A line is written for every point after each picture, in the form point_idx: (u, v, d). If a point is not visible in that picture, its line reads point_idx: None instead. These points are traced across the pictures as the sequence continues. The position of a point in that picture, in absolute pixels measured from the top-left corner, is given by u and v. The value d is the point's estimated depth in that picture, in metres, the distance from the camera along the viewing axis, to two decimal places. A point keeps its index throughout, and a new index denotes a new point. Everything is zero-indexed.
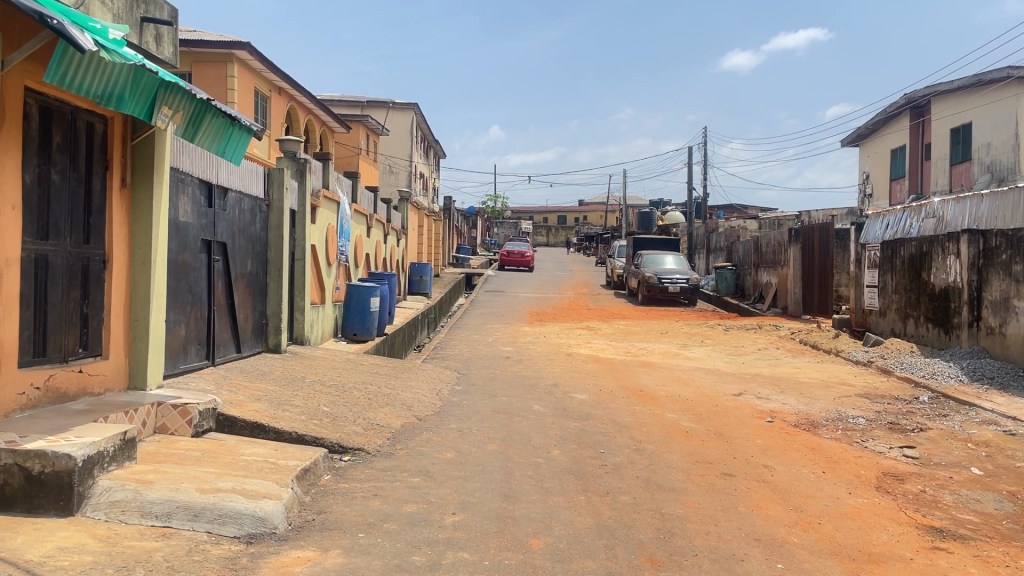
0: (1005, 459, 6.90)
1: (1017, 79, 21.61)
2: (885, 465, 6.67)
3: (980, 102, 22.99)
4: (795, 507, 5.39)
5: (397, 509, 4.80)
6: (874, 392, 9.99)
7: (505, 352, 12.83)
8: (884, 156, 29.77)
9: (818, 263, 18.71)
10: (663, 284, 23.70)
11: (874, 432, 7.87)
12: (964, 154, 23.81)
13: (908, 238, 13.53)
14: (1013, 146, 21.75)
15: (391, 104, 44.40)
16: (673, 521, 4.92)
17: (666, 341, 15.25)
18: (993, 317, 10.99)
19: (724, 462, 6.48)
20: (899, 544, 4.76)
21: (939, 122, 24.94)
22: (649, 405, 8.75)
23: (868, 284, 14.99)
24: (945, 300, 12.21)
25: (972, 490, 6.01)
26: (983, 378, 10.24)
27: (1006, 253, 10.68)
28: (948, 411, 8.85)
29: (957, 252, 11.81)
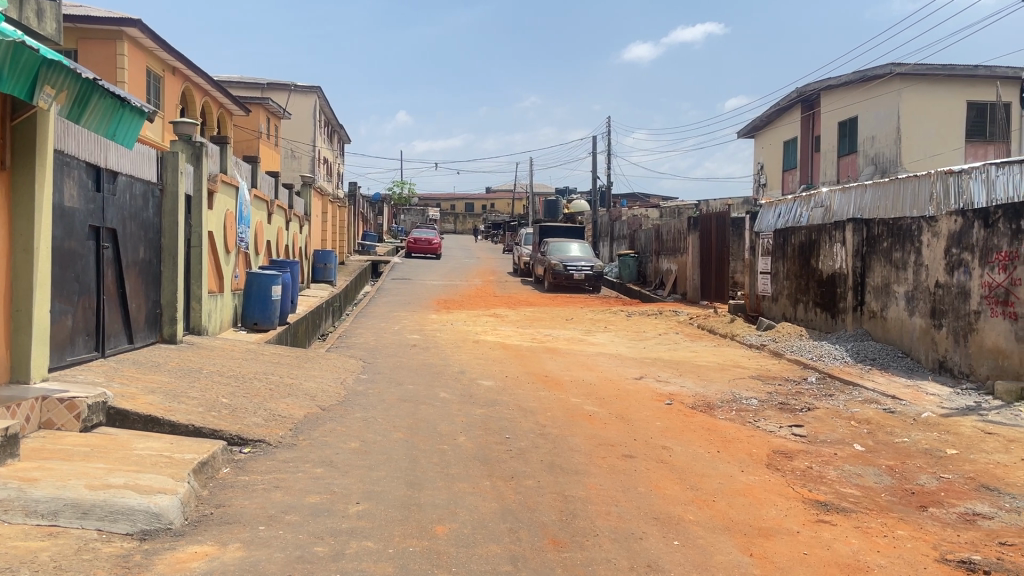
0: (884, 435, 7.35)
1: (899, 75, 22.81)
2: (775, 443, 6.99)
3: (864, 97, 24.19)
4: (691, 485, 5.60)
5: (300, 500, 4.73)
6: (766, 374, 10.45)
7: (411, 340, 12.76)
8: (777, 147, 30.99)
9: (715, 250, 19.36)
10: (569, 271, 24.03)
11: (766, 412, 8.23)
12: (850, 146, 25.04)
13: (799, 227, 14.18)
14: (896, 139, 22.99)
15: (294, 87, 43.28)
16: (576, 503, 5.03)
17: (572, 328, 15.48)
18: (875, 301, 11.65)
19: (626, 444, 6.65)
20: (787, 518, 5.01)
21: (827, 116, 26.11)
22: (554, 391, 8.88)
23: (761, 271, 15.62)
24: (832, 285, 12.86)
25: (855, 465, 6.38)
26: (866, 359, 10.86)
27: (887, 241, 11.33)
28: (834, 390, 9.35)
29: (843, 240, 12.46)
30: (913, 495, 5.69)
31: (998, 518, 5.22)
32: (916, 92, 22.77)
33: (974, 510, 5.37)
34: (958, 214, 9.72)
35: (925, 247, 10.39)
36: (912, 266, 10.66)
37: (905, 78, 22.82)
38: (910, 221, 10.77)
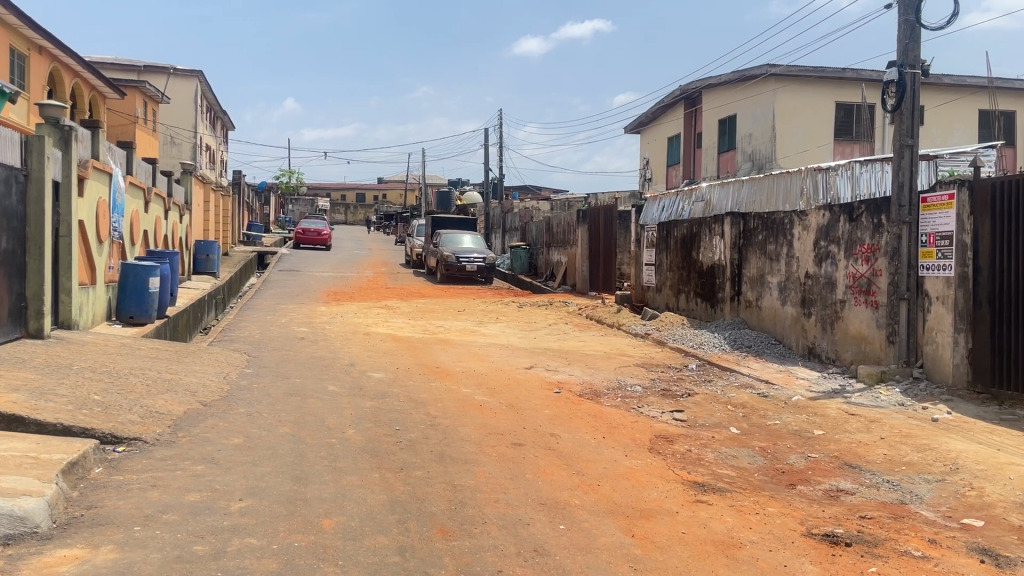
0: (758, 418, 7.75)
1: (774, 76, 23.93)
2: (657, 428, 7.25)
3: (742, 96, 25.25)
4: (578, 471, 5.74)
5: (179, 499, 4.57)
6: (650, 362, 10.81)
7: (298, 333, 12.49)
8: (662, 143, 31.98)
9: (603, 242, 19.81)
10: (461, 263, 24.06)
11: (650, 398, 8.53)
12: (729, 143, 26.11)
13: (681, 221, 14.69)
14: (772, 137, 24.12)
15: (173, 70, 41.42)
16: (465, 492, 5.08)
17: (463, 319, 15.54)
18: (750, 291, 12.23)
19: (514, 433, 6.75)
20: (667, 499, 5.22)
21: (708, 113, 27.13)
22: (444, 381, 8.91)
23: (646, 262, 16.12)
24: (712, 276, 13.40)
25: (731, 447, 6.70)
26: (742, 346, 11.38)
27: (762, 234, 11.90)
28: (712, 376, 9.78)
29: (722, 233, 13.00)
30: (782, 474, 6.04)
31: (859, 493, 5.61)
32: (789, 92, 23.95)
33: (838, 486, 5.75)
34: (825, 209, 10.30)
35: (796, 240, 10.98)
36: (785, 257, 11.24)
37: (780, 79, 23.96)
38: (782, 216, 11.35)
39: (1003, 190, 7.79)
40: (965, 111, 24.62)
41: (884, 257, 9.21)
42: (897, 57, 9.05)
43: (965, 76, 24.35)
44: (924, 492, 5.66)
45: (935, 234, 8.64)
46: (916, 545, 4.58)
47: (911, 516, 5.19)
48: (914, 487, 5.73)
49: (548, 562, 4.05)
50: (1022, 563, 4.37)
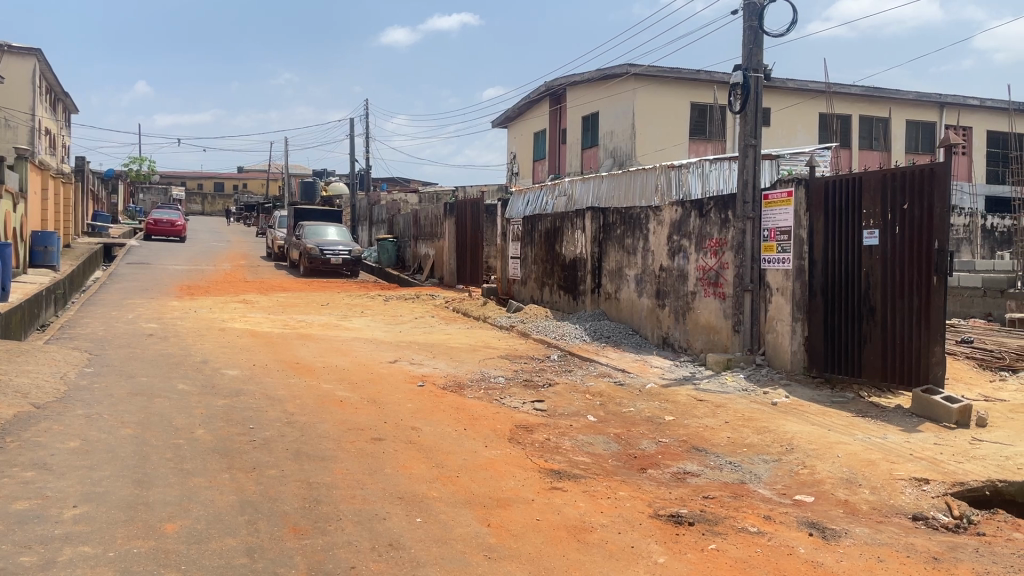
0: (614, 405, 8.02)
1: (634, 75, 24.72)
2: (518, 418, 7.37)
3: (604, 94, 25.97)
4: (437, 464, 5.75)
5: (5, 508, 4.26)
6: (514, 354, 10.98)
7: (147, 329, 11.86)
8: (528, 138, 32.44)
9: (470, 236, 19.89)
10: (325, 256, 23.54)
11: (512, 389, 8.66)
12: (592, 139, 26.84)
13: (545, 215, 14.97)
14: (632, 135, 24.95)
15: (8, 48, 38.29)
16: (320, 489, 4.99)
17: (327, 313, 15.22)
18: (610, 284, 12.63)
19: (375, 427, 6.69)
20: (523, 488, 5.32)
21: (572, 110, 27.74)
22: (304, 377, 8.71)
23: (512, 256, 16.36)
24: (573, 269, 13.74)
25: (587, 435, 6.91)
26: (602, 337, 11.75)
27: (620, 228, 12.32)
28: (573, 366, 10.06)
29: (583, 227, 13.37)
30: (635, 459, 6.29)
31: (703, 475, 5.92)
32: (648, 92, 24.82)
33: (685, 469, 6.04)
34: (678, 205, 10.77)
35: (651, 234, 11.43)
36: (641, 251, 11.69)
37: (639, 78, 24.78)
38: (639, 211, 11.79)
39: (835, 189, 8.41)
40: (806, 114, 26.34)
41: (731, 251, 9.73)
42: (743, 61, 9.53)
43: (807, 81, 26.01)
44: (763, 472, 6.03)
45: (776, 229, 9.19)
46: (753, 522, 4.88)
47: (750, 494, 5.52)
48: (755, 468, 6.10)
49: (403, 555, 4.05)
50: (845, 535, 4.74)
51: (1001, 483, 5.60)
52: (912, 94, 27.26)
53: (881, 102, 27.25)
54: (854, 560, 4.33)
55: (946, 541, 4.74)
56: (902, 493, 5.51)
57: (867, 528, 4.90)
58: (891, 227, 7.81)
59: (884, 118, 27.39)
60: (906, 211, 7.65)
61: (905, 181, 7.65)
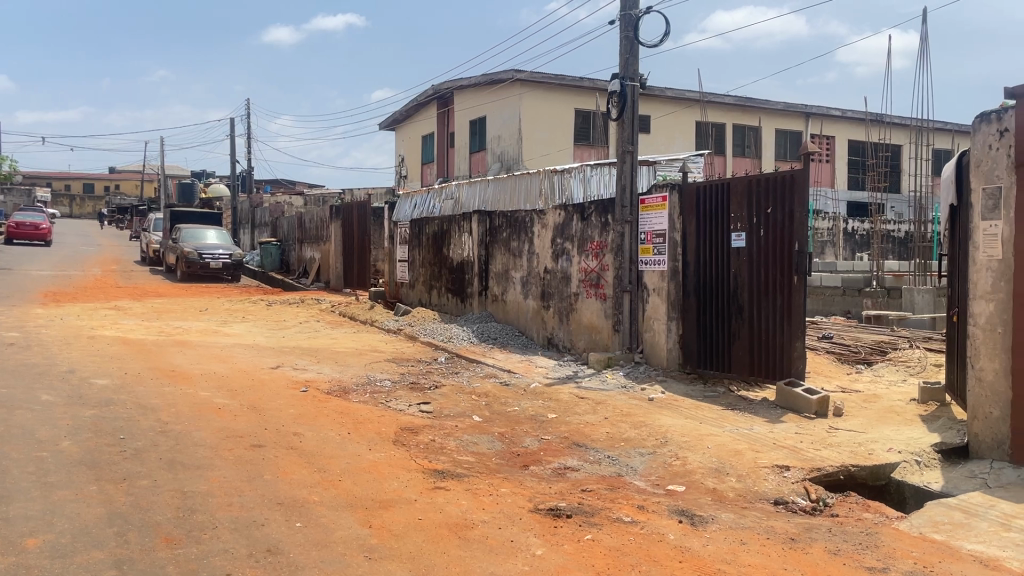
0: (499, 405, 8.16)
1: (520, 81, 25.05)
2: (403, 421, 7.39)
3: (492, 98, 26.22)
4: (319, 468, 5.71)
5: None
6: (400, 356, 10.97)
7: (7, 338, 11.17)
8: (416, 141, 32.36)
9: (356, 239, 19.67)
10: (204, 260, 22.74)
11: (398, 392, 8.66)
12: (480, 143, 27.08)
13: (432, 217, 15.00)
14: (518, 140, 25.29)
15: None
16: (195, 498, 4.87)
17: (205, 319, 14.74)
18: (496, 286, 12.80)
19: (255, 434, 6.57)
20: (406, 488, 5.36)
21: (460, 114, 27.86)
22: (180, 385, 8.43)
23: (400, 259, 16.33)
24: (461, 272, 13.85)
25: (472, 435, 7.01)
26: (489, 339, 11.89)
27: (506, 231, 12.50)
28: (460, 367, 10.15)
29: (470, 230, 13.49)
30: (518, 457, 6.43)
31: (583, 469, 6.11)
32: (534, 97, 25.21)
33: (566, 464, 6.23)
34: (561, 208, 11.05)
35: (536, 237, 11.66)
36: (526, 253, 11.90)
37: (525, 83, 25.13)
38: (524, 214, 12.00)
39: (707, 194, 8.84)
40: (683, 122, 27.41)
41: (611, 254, 10.06)
42: (619, 70, 9.86)
43: (684, 90, 27.05)
44: (638, 464, 6.28)
45: (652, 232, 9.56)
46: (627, 512, 5.09)
47: (626, 486, 5.75)
48: (631, 460, 6.36)
49: (281, 560, 4.02)
50: (712, 520, 5.02)
51: (854, 467, 6.04)
52: (780, 105, 28.78)
53: (752, 112, 28.66)
54: (719, 544, 4.59)
55: (803, 522, 5.08)
56: (766, 479, 5.86)
57: (733, 513, 5.19)
58: (756, 230, 8.26)
59: (755, 127, 28.83)
60: (769, 215, 8.11)
61: (768, 187, 8.12)
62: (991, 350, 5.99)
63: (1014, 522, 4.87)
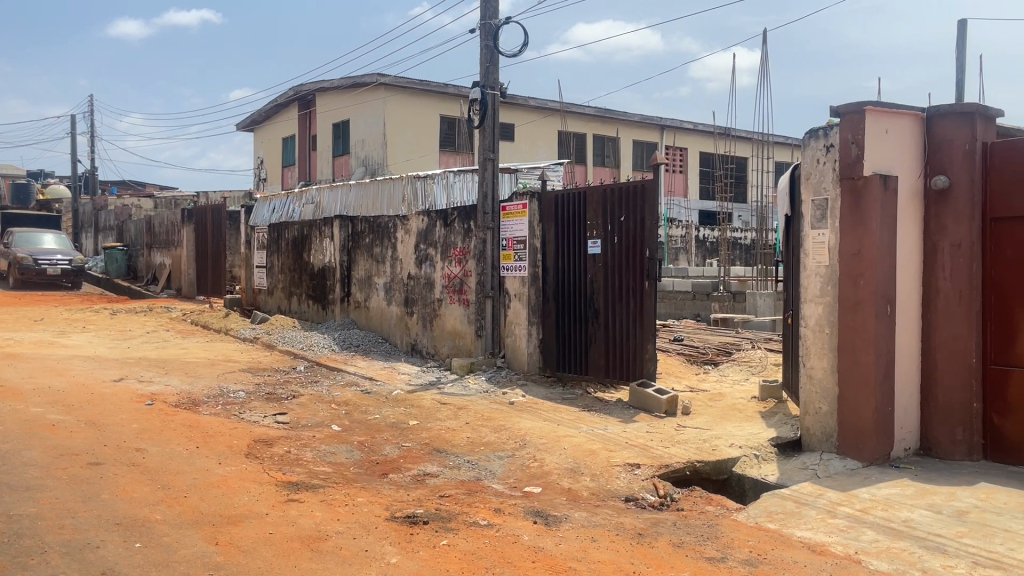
0: (359, 414, 8.05)
1: (384, 85, 24.85)
2: (257, 432, 7.15)
3: (355, 101, 25.87)
4: (163, 485, 5.44)
5: None
6: (257, 366, 10.60)
7: None
8: (275, 143, 31.47)
9: (211, 244, 18.87)
10: (39, 266, 21.17)
11: (252, 403, 8.37)
12: (343, 147, 26.67)
13: (291, 222, 14.62)
14: (382, 144, 25.06)
15: None
16: (22, 522, 4.53)
17: (40, 330, 13.71)
18: (359, 292, 12.63)
19: (92, 451, 6.17)
20: (257, 502, 5.19)
21: (322, 116, 27.34)
22: (8, 402, 7.79)
23: (258, 264, 15.81)
24: (322, 278, 13.56)
25: (329, 444, 6.88)
26: (351, 346, 11.71)
27: (368, 237, 12.35)
28: (320, 376, 9.92)
29: (331, 236, 13.22)
30: (376, 465, 6.36)
31: (441, 475, 6.12)
32: (398, 102, 25.06)
33: (425, 470, 6.22)
34: (424, 214, 11.02)
35: (399, 243, 11.58)
36: (389, 259, 11.80)
37: (389, 88, 24.94)
38: (386, 220, 11.89)
39: (565, 202, 9.07)
40: (546, 130, 28.02)
41: (473, 260, 10.12)
42: (480, 78, 9.96)
43: (546, 100, 27.65)
44: (497, 468, 6.36)
45: (513, 238, 9.70)
46: (483, 515, 5.14)
47: (483, 490, 5.81)
48: (489, 464, 6.43)
49: None
50: (565, 520, 5.15)
51: (699, 463, 6.35)
52: (637, 116, 29.93)
53: (611, 122, 29.65)
54: (571, 543, 4.72)
55: (651, 517, 5.30)
56: (618, 478, 6.08)
57: (585, 512, 5.35)
58: (611, 237, 8.56)
59: (614, 137, 29.85)
60: (623, 222, 8.41)
61: (621, 196, 8.42)
62: (819, 350, 6.44)
63: (839, 509, 5.28)
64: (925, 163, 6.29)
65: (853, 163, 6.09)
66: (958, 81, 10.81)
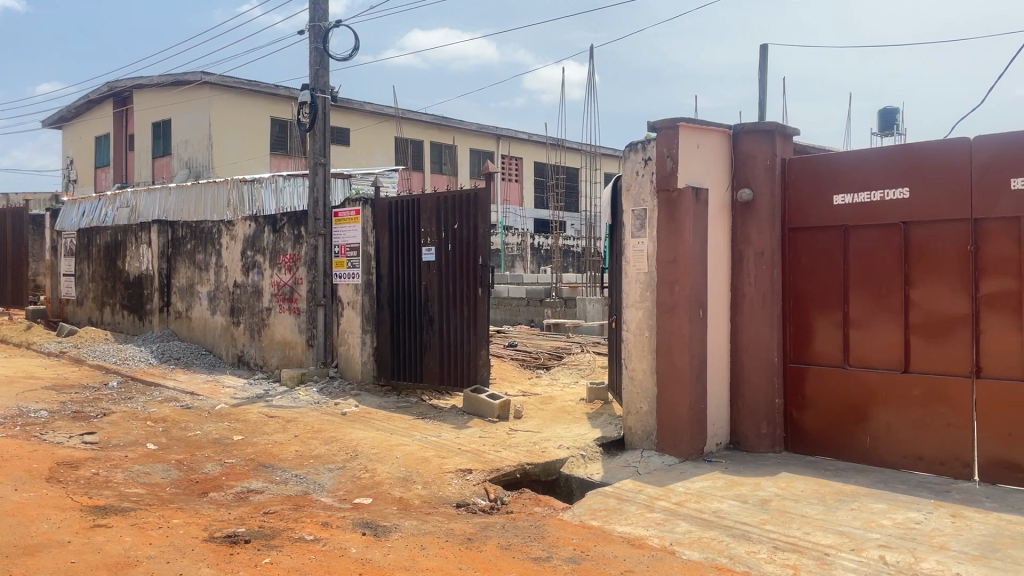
0: (178, 430, 7.61)
1: (208, 84, 23.70)
2: (61, 455, 6.60)
3: (178, 100, 24.54)
4: None
5: None
6: (62, 383, 9.78)
7: None
8: (87, 142, 29.26)
9: (10, 250, 17.23)
10: None
11: (56, 423, 7.72)
12: (165, 148, 25.22)
13: (104, 227, 13.64)
14: (208, 146, 23.89)
15: None
16: None
17: None
18: (180, 302, 11.97)
19: None
20: (58, 530, 4.79)
21: (141, 114, 25.73)
22: None
23: (65, 273, 14.62)
24: (139, 287, 12.74)
25: (144, 464, 6.46)
26: (170, 359, 11.05)
27: (190, 243, 11.73)
28: (135, 392, 9.28)
29: (149, 242, 12.45)
30: (196, 484, 6.05)
31: (267, 491, 5.90)
32: (225, 103, 24.00)
33: (249, 487, 5.98)
34: (251, 220, 10.61)
35: (224, 250, 11.08)
36: (213, 267, 11.27)
37: (214, 87, 23.82)
38: (210, 225, 11.35)
39: (397, 209, 9.03)
40: (381, 137, 27.77)
41: (304, 267, 9.86)
42: (310, 81, 9.72)
43: (381, 105, 27.42)
44: (326, 481, 6.21)
45: (346, 245, 9.52)
46: (309, 530, 5.00)
47: (311, 504, 5.65)
48: (318, 477, 6.27)
49: None
50: (395, 529, 5.11)
51: (529, 465, 6.50)
52: (473, 125, 30.31)
53: (447, 130, 29.84)
54: (399, 552, 4.68)
55: (480, 522, 5.36)
56: (449, 484, 6.10)
57: (415, 520, 5.33)
58: (444, 244, 8.59)
59: (450, 145, 30.04)
60: (457, 230, 8.46)
61: (454, 204, 8.48)
62: (640, 352, 6.77)
63: (656, 503, 5.55)
64: (732, 177, 6.76)
65: (668, 175, 6.44)
66: (760, 102, 11.74)
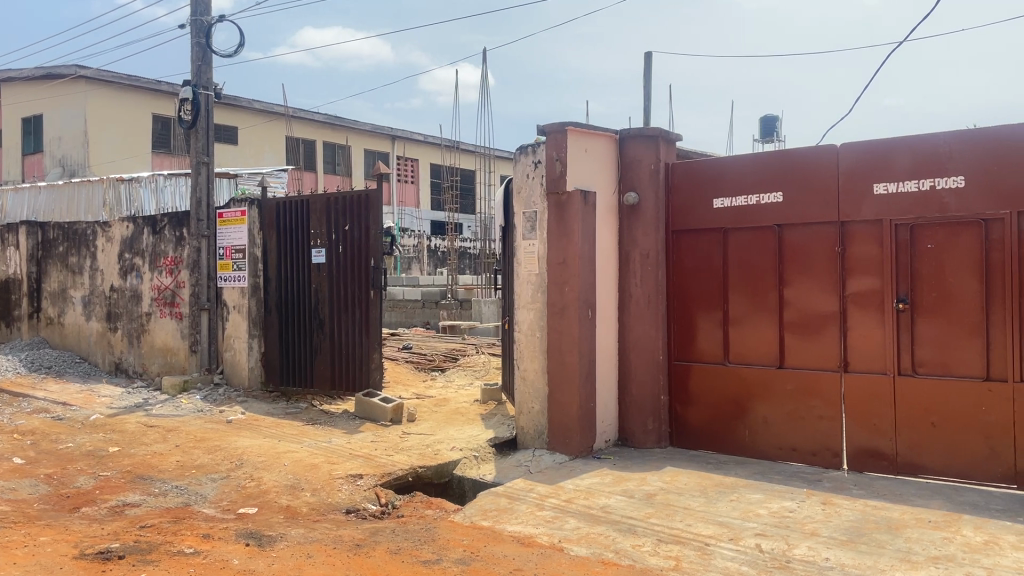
0: (48, 443, 7.19)
1: (83, 78, 22.48)
2: None
3: (50, 94, 23.20)
4: None
5: None
6: None
7: None
8: None
9: None
10: None
11: None
12: (35, 144, 23.79)
13: None
14: (83, 143, 22.67)
15: None
16: None
17: None
18: (51, 308, 11.33)
19: None
20: None
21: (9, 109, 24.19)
22: None
23: None
24: (5, 292, 11.97)
25: (8, 480, 6.07)
26: (40, 368, 10.44)
27: (62, 245, 11.11)
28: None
29: (16, 244, 11.73)
30: (67, 499, 5.73)
31: (144, 504, 5.65)
32: (102, 98, 22.85)
33: (125, 500, 5.71)
34: (128, 221, 10.14)
35: (99, 252, 10.56)
36: (88, 270, 10.72)
37: (90, 81, 22.62)
38: (84, 226, 10.79)
39: (285, 210, 8.82)
40: (272, 136, 27.08)
41: (186, 270, 9.49)
42: (192, 77, 9.38)
43: (272, 104, 26.74)
44: (209, 491, 6.00)
45: (231, 247, 9.24)
46: (189, 543, 4.82)
47: (192, 516, 5.45)
48: (201, 488, 6.05)
49: None
50: (280, 538, 4.99)
51: (420, 468, 6.46)
52: (367, 126, 29.93)
53: (340, 130, 29.35)
54: (284, 561, 4.57)
55: (370, 527, 5.30)
56: (338, 490, 6.00)
57: (302, 528, 5.22)
58: (335, 246, 8.44)
59: (344, 146, 29.57)
60: (347, 232, 8.33)
61: (344, 205, 8.34)
62: (531, 352, 6.85)
63: (546, 501, 5.63)
64: (619, 181, 6.93)
65: (558, 178, 6.53)
66: (647, 107, 12.06)
